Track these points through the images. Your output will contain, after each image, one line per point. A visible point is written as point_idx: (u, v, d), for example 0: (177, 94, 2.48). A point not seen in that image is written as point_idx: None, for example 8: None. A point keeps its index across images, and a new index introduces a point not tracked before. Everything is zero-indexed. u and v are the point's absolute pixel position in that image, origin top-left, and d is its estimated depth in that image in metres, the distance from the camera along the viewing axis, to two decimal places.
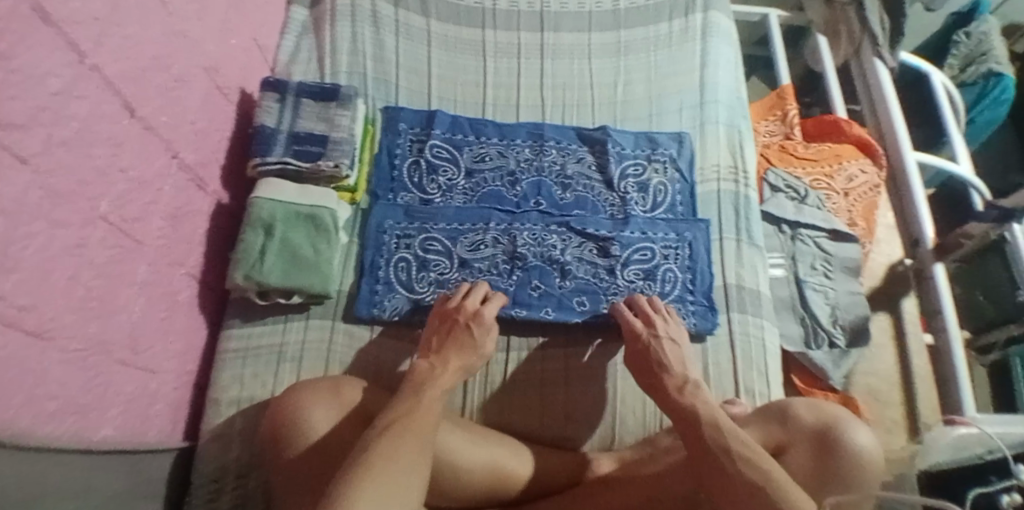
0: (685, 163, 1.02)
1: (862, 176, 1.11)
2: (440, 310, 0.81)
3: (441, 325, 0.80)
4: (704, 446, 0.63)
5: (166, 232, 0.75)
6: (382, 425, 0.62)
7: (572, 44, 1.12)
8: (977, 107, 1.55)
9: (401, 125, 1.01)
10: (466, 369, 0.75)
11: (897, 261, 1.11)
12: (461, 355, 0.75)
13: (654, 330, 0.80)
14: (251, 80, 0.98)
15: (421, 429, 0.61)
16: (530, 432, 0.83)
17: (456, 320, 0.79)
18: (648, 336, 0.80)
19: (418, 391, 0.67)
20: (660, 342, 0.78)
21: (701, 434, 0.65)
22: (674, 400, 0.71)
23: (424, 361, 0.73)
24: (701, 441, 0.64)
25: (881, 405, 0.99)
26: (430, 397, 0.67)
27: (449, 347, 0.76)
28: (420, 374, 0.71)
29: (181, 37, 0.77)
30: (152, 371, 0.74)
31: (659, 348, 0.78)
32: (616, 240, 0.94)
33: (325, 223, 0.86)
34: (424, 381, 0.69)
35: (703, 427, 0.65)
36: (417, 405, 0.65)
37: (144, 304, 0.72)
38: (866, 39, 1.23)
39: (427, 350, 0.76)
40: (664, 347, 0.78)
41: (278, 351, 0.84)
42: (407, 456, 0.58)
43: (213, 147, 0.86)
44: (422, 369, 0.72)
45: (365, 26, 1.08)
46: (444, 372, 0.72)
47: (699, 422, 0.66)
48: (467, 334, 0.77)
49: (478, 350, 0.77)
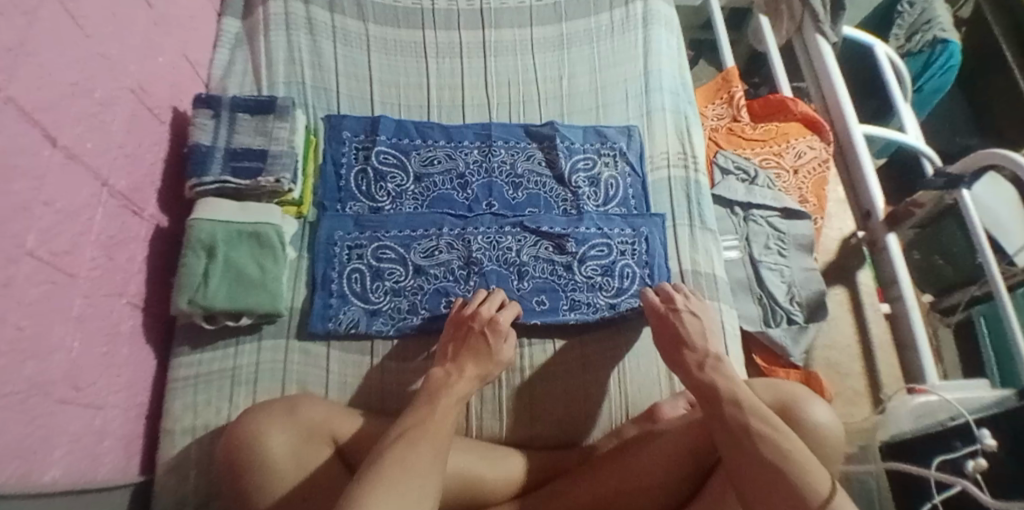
0: (635, 156, 1.02)
1: (809, 152, 1.12)
2: (457, 317, 0.82)
3: (456, 332, 0.80)
4: (723, 423, 0.62)
5: (101, 262, 0.72)
6: (395, 436, 0.61)
7: (514, 40, 1.11)
8: (924, 76, 1.57)
9: (344, 134, 0.99)
10: (482, 378, 0.75)
11: (849, 234, 1.14)
12: (477, 364, 0.75)
13: (677, 308, 0.80)
14: (183, 98, 0.95)
15: (435, 443, 0.61)
16: (500, 436, 0.83)
17: (474, 327, 0.79)
18: (670, 313, 0.80)
19: (434, 399, 0.69)
20: (682, 319, 0.79)
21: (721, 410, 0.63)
22: (697, 376, 0.71)
23: (440, 369, 0.74)
24: (719, 417, 0.63)
25: (842, 376, 1.01)
26: (445, 404, 0.68)
27: (466, 354, 0.76)
28: (436, 382, 0.72)
29: (101, 59, 0.74)
30: (97, 407, 0.72)
31: (682, 324, 0.78)
32: (571, 235, 0.94)
33: (270, 241, 0.84)
34: (439, 389, 0.71)
35: (725, 405, 0.64)
36: (433, 417, 0.65)
37: (84, 339, 0.69)
38: (807, 16, 1.24)
39: (443, 358, 0.77)
40: (689, 324, 0.78)
41: (232, 375, 0.82)
42: (418, 468, 0.56)
43: (145, 171, 0.83)
44: (439, 377, 0.72)
45: (300, 34, 1.06)
46: (460, 380, 0.72)
47: (717, 398, 0.65)
48: (485, 343, 0.78)
49: (495, 358, 0.78)
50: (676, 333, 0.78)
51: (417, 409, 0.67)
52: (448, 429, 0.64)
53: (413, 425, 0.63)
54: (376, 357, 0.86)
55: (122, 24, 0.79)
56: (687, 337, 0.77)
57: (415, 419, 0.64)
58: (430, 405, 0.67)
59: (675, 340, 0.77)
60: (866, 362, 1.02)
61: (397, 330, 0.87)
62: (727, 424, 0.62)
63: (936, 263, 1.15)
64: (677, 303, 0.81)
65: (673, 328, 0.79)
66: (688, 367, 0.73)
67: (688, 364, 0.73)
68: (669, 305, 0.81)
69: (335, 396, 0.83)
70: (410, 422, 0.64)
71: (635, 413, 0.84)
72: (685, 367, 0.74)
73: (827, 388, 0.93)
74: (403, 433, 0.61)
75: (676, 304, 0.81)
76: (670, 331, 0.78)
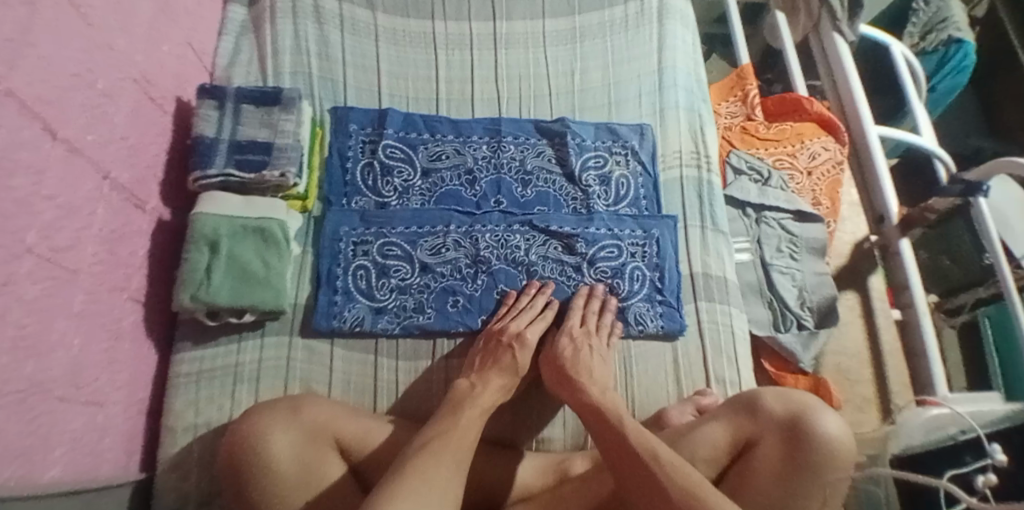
0: (647, 155, 1.00)
1: (824, 153, 1.10)
2: (490, 329, 0.84)
3: (487, 345, 0.82)
4: (627, 448, 0.64)
5: (103, 257, 0.71)
6: (418, 445, 0.64)
7: (526, 33, 1.09)
8: (939, 74, 1.55)
9: (351, 126, 0.97)
10: (505, 391, 0.77)
11: (862, 238, 1.12)
12: (502, 375, 0.77)
13: (574, 331, 0.83)
14: (187, 87, 0.92)
15: (456, 454, 0.63)
16: (502, 437, 0.83)
17: (503, 341, 0.80)
18: (561, 335, 0.83)
19: (456, 411, 0.71)
20: (575, 342, 0.81)
21: (617, 438, 0.66)
22: (584, 396, 0.73)
23: (465, 381, 0.76)
24: (622, 444, 0.64)
25: (851, 383, 0.99)
26: (469, 416, 0.70)
27: (493, 367, 0.78)
28: (460, 393, 0.75)
29: (105, 49, 0.72)
30: (99, 404, 0.71)
31: (576, 347, 0.81)
32: (582, 235, 0.92)
33: (275, 236, 0.82)
34: (462, 400, 0.73)
35: (624, 430, 0.66)
36: (455, 428, 0.67)
37: (85, 336, 0.68)
38: (825, 16, 1.21)
39: (471, 369, 0.79)
40: (582, 348, 0.81)
41: (234, 372, 0.81)
42: (437, 475, 0.59)
43: (148, 162, 0.81)
44: (463, 389, 0.75)
45: (307, 23, 1.03)
46: (485, 391, 0.75)
47: (608, 422, 0.68)
48: (512, 356, 0.79)
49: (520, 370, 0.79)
50: (559, 358, 0.80)
51: (440, 420, 0.70)
52: (468, 440, 0.66)
53: (435, 437, 0.65)
54: (381, 356, 0.85)
55: (127, 12, 0.77)
56: (581, 361, 0.79)
57: (438, 430, 0.67)
58: (453, 419, 0.69)
59: (563, 364, 0.79)
60: (876, 370, 1.00)
61: (403, 329, 0.86)
62: (637, 452, 0.63)
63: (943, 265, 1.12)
64: (573, 325, 0.83)
65: (570, 350, 0.81)
66: (581, 386, 0.75)
67: (578, 383, 0.76)
68: (567, 324, 0.84)
69: (338, 395, 0.82)
70: (433, 434, 0.66)
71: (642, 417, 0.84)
72: (569, 388, 0.76)
73: (836, 397, 0.91)
74: (426, 444, 0.64)
75: (574, 324, 0.83)
76: (557, 355, 0.81)
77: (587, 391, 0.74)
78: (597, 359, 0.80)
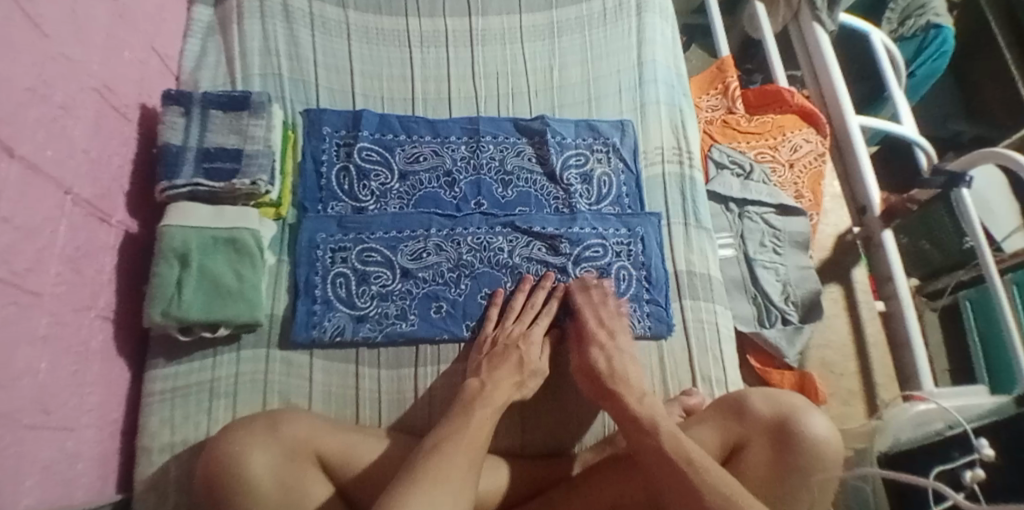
0: (629, 152, 0.98)
1: (806, 145, 1.09)
2: (491, 336, 0.82)
3: (492, 349, 0.80)
4: (660, 451, 0.64)
5: (68, 277, 0.68)
6: (431, 446, 0.64)
7: (502, 29, 1.06)
8: (918, 60, 1.55)
9: (324, 129, 0.94)
10: (517, 388, 0.77)
11: (845, 230, 1.12)
12: (509, 372, 0.76)
13: (602, 341, 0.80)
14: (152, 93, 0.89)
15: (467, 456, 0.63)
16: (513, 447, 0.81)
17: (512, 336, 0.81)
18: (591, 346, 0.80)
19: (468, 408, 0.71)
20: (608, 352, 0.79)
21: (652, 440, 0.66)
22: (625, 402, 0.71)
23: (475, 380, 0.75)
24: (657, 447, 0.65)
25: (835, 376, 1.00)
26: (481, 415, 0.70)
27: (500, 364, 0.77)
28: (471, 392, 0.74)
29: (62, 59, 0.68)
30: (69, 429, 0.68)
31: (609, 358, 0.78)
32: (566, 236, 0.91)
33: (248, 247, 0.79)
34: (473, 399, 0.72)
35: (658, 433, 0.66)
36: (468, 426, 0.67)
37: (51, 361, 0.65)
38: (804, 4, 1.20)
39: (477, 369, 0.78)
40: (616, 358, 0.78)
41: (209, 388, 0.78)
42: (451, 480, 0.59)
43: (112, 175, 0.78)
44: (473, 388, 0.74)
45: (276, 23, 1.00)
46: (495, 390, 0.74)
47: (644, 425, 0.67)
48: (519, 355, 0.78)
49: (528, 368, 0.78)
50: (596, 371, 0.77)
51: (451, 420, 0.69)
52: (481, 441, 0.66)
53: (446, 437, 0.65)
54: (362, 365, 0.83)
55: (84, 19, 0.73)
56: (618, 370, 0.76)
57: (448, 431, 0.66)
58: (464, 416, 0.69)
59: (599, 375, 0.76)
60: (861, 362, 1.01)
61: (385, 336, 0.84)
62: (670, 454, 0.63)
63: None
64: (598, 332, 0.81)
65: (605, 362, 0.78)
66: (620, 394, 0.72)
67: (619, 390, 0.73)
68: (592, 333, 0.81)
69: (319, 407, 0.80)
70: (445, 433, 0.66)
71: None
72: (609, 397, 0.73)
73: (821, 392, 0.91)
74: (437, 445, 0.64)
75: (599, 331, 0.81)
76: (592, 367, 0.77)
77: (627, 389, 0.73)
78: (631, 363, 0.78)
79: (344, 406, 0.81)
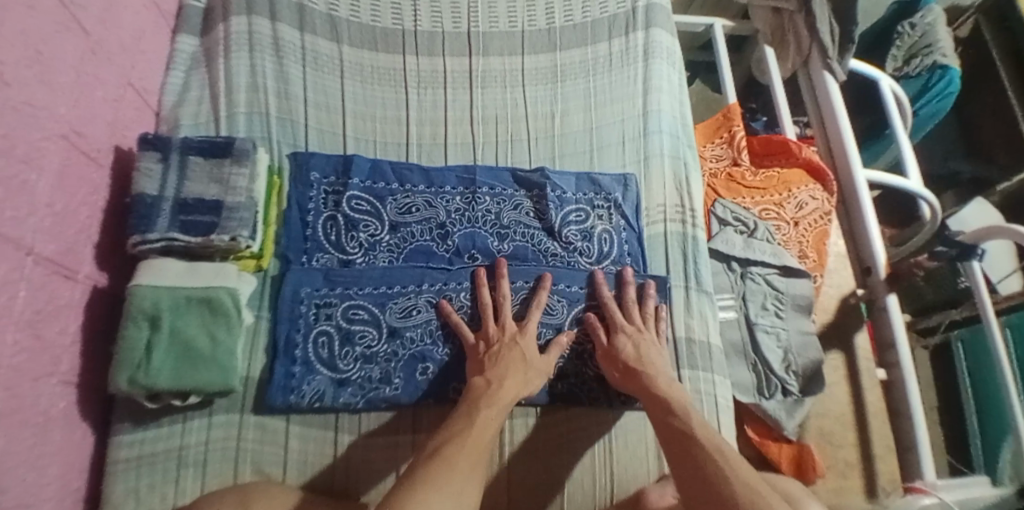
0: (630, 208, 0.95)
1: (812, 202, 1.06)
2: (484, 333, 0.81)
3: (493, 341, 0.80)
4: (688, 438, 0.67)
5: (26, 345, 0.62)
6: (429, 453, 0.65)
7: (502, 70, 1.02)
8: (922, 99, 1.52)
9: (312, 174, 0.89)
10: (523, 385, 0.76)
11: (848, 292, 1.07)
12: (514, 369, 0.76)
13: (625, 328, 0.82)
14: (127, 133, 0.83)
15: (472, 459, 0.64)
16: None
17: (506, 333, 0.80)
18: (616, 333, 0.82)
19: (473, 409, 0.71)
20: (633, 339, 0.81)
21: (680, 427, 0.69)
22: (649, 384, 0.75)
23: (480, 378, 0.75)
24: (685, 433, 0.68)
25: (834, 448, 0.96)
26: (486, 416, 0.70)
27: (504, 361, 0.77)
28: (476, 391, 0.73)
29: (26, 110, 0.62)
30: (28, 505, 0.63)
31: (636, 344, 0.81)
32: (561, 295, 0.87)
33: (223, 307, 0.74)
34: (479, 398, 0.72)
35: (687, 421, 0.69)
36: (471, 429, 0.68)
37: (7, 441, 0.60)
38: (815, 51, 1.16)
39: (480, 363, 0.77)
40: (640, 343, 0.81)
41: (178, 456, 0.74)
42: (455, 485, 0.61)
43: (80, 227, 0.72)
44: (479, 386, 0.74)
45: (264, 57, 0.94)
46: (502, 388, 0.74)
47: (675, 412, 0.71)
48: (521, 353, 0.78)
49: (529, 365, 0.78)
50: (623, 355, 0.79)
51: (454, 422, 0.70)
52: (483, 444, 0.67)
53: (448, 440, 0.67)
54: (341, 433, 0.79)
55: (52, 61, 0.67)
56: (645, 356, 0.79)
57: (452, 432, 0.68)
58: (470, 416, 0.70)
59: (625, 359, 0.79)
60: (861, 434, 0.97)
61: (367, 402, 0.80)
62: (696, 442, 0.67)
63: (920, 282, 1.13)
64: (622, 323, 0.83)
65: (631, 347, 0.80)
66: (649, 376, 0.76)
67: (648, 374, 0.77)
68: (617, 322, 0.83)
69: (293, 478, 0.76)
70: (447, 436, 0.67)
71: (621, 496, 0.80)
72: (636, 379, 0.77)
73: (819, 466, 0.89)
74: (435, 452, 0.65)
75: (624, 322, 0.83)
76: (618, 351, 0.80)
77: (654, 381, 0.76)
78: (655, 354, 0.81)
79: (318, 479, 0.76)
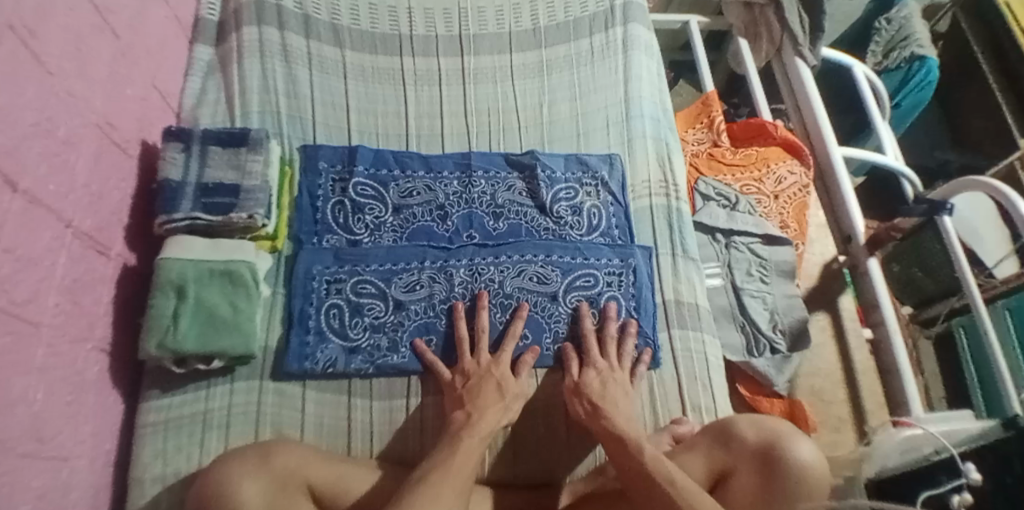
0: (617, 185, 1.01)
1: (791, 177, 1.12)
2: (460, 369, 0.82)
3: (467, 382, 0.80)
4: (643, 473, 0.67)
5: (65, 307, 0.68)
6: (416, 479, 0.65)
7: (492, 68, 1.11)
8: (902, 92, 1.58)
9: (320, 164, 0.97)
10: (504, 413, 0.78)
11: (831, 259, 1.14)
12: (492, 398, 0.78)
13: (597, 364, 0.83)
14: (152, 129, 0.92)
15: (456, 488, 0.64)
16: (503, 478, 0.81)
17: (482, 365, 0.82)
18: (588, 367, 0.83)
19: (455, 439, 0.72)
20: (602, 376, 0.82)
21: (633, 462, 0.68)
22: (611, 424, 0.74)
23: (460, 412, 0.76)
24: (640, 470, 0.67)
25: (826, 404, 1.01)
26: (468, 444, 0.71)
27: (480, 394, 0.78)
28: (457, 424, 0.74)
29: (65, 97, 0.70)
30: (65, 459, 0.68)
31: (603, 380, 0.81)
32: (555, 265, 0.92)
33: (243, 279, 0.81)
34: (459, 431, 0.73)
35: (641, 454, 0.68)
36: (457, 456, 0.68)
37: (48, 392, 0.65)
38: (787, 41, 1.24)
39: (459, 397, 0.78)
40: (608, 380, 0.81)
41: (202, 420, 0.79)
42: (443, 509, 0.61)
43: (113, 208, 0.79)
44: (460, 419, 0.75)
45: (275, 62, 1.04)
46: (486, 413, 0.76)
47: (630, 446, 0.70)
48: (497, 382, 0.80)
49: (505, 393, 0.79)
50: (587, 390, 0.79)
51: (440, 451, 0.70)
52: (468, 470, 0.67)
53: (435, 467, 0.66)
54: (354, 396, 0.84)
55: (88, 58, 0.76)
56: (609, 394, 0.79)
57: (437, 461, 0.68)
58: (452, 446, 0.70)
59: (590, 396, 0.79)
60: (850, 390, 1.02)
61: (376, 368, 0.85)
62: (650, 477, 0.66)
63: (914, 275, 1.07)
64: (596, 359, 0.84)
65: (598, 382, 0.80)
66: (609, 419, 0.75)
67: (609, 416, 0.75)
68: (590, 358, 0.84)
69: (311, 439, 0.81)
70: (434, 464, 0.67)
71: None
72: (600, 420, 0.75)
73: (811, 420, 0.93)
74: (423, 477, 0.65)
75: (598, 358, 0.84)
76: (584, 386, 0.80)
77: (616, 424, 0.74)
78: (621, 392, 0.80)
79: (334, 437, 0.81)
